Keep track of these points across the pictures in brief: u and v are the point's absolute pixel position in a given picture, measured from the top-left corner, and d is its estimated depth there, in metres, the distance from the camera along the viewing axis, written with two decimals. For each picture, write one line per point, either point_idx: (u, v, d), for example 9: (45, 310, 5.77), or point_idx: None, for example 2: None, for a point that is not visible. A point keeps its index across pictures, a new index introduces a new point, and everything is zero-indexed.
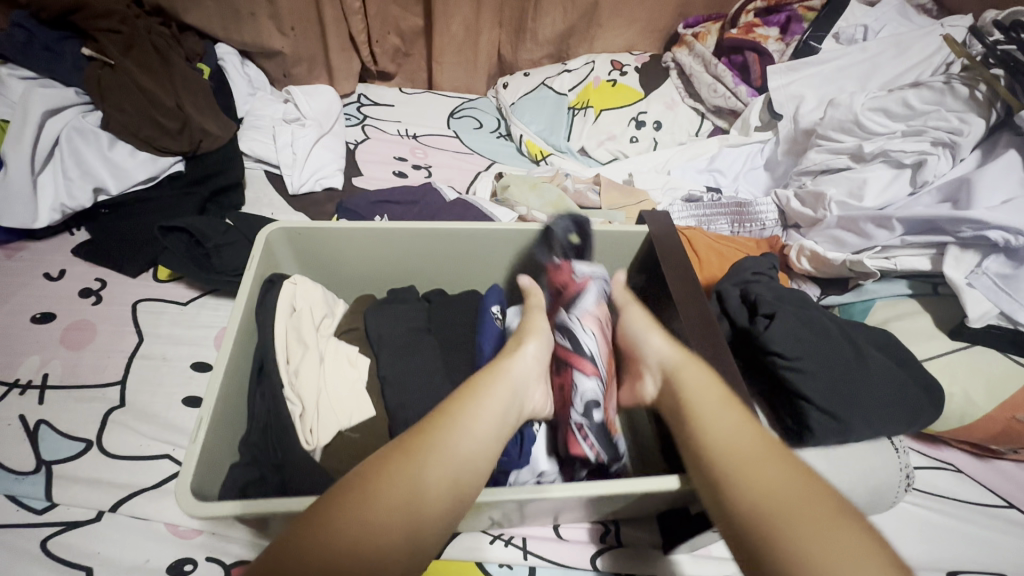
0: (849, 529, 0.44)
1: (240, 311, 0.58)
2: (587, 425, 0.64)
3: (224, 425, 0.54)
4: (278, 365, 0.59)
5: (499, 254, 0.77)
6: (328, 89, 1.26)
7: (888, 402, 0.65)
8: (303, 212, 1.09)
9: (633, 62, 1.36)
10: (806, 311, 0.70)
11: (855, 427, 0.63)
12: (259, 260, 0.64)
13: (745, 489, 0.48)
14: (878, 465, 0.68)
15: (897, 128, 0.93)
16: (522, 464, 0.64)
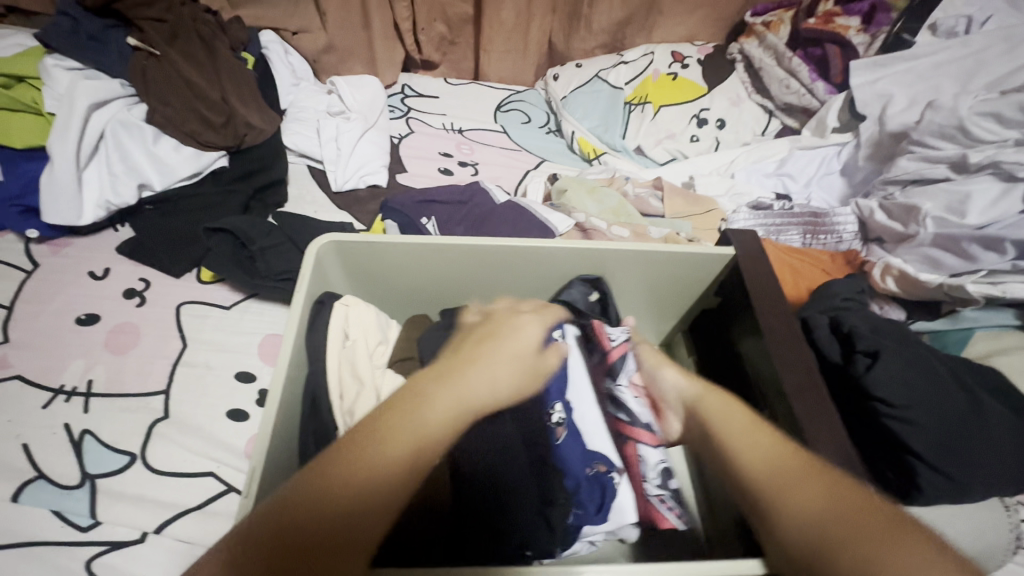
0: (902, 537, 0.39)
1: (290, 342, 0.54)
2: (666, 494, 0.64)
3: (277, 473, 0.49)
4: (332, 399, 0.54)
5: (563, 272, 0.71)
6: (372, 79, 1.21)
7: (1012, 458, 0.58)
8: (346, 209, 1.05)
9: (695, 53, 1.27)
10: (911, 347, 0.62)
11: (971, 488, 0.56)
12: (311, 278, 0.60)
13: (803, 503, 0.42)
14: (988, 524, 0.62)
15: (1010, 136, 0.84)
16: (600, 521, 0.57)
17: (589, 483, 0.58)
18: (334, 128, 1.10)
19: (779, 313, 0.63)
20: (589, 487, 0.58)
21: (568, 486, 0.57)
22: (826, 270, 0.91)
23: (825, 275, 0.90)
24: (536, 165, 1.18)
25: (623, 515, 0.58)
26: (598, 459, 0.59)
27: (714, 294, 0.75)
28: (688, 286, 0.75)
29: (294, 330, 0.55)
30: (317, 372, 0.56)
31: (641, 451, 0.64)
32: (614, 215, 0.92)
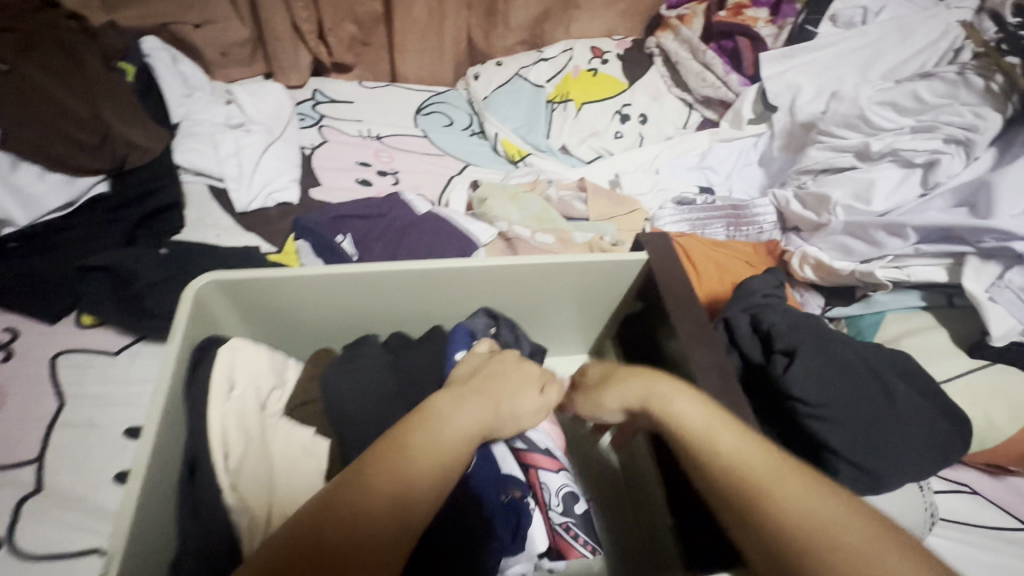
0: (875, 530, 0.40)
1: (160, 404, 0.48)
2: (571, 522, 0.64)
3: (143, 558, 0.44)
4: (214, 462, 0.49)
5: (475, 290, 0.69)
6: (276, 86, 1.13)
7: (921, 445, 0.59)
8: (253, 230, 0.96)
9: (614, 49, 1.25)
10: (830, 342, 0.63)
11: (885, 479, 0.58)
12: (188, 322, 0.54)
13: (791, 500, 0.42)
14: (907, 509, 0.65)
15: (907, 123, 0.86)
16: (516, 549, 0.61)
17: (503, 510, 0.60)
18: (233, 142, 1.01)
19: (697, 320, 0.62)
20: (503, 515, 0.60)
21: (485, 515, 0.58)
22: (748, 266, 0.90)
23: (747, 271, 0.90)
24: (459, 170, 1.13)
25: (540, 539, 0.63)
26: (513, 485, 0.62)
27: (634, 300, 0.75)
28: (606, 295, 0.74)
29: (165, 388, 0.49)
30: (196, 432, 0.50)
31: (541, 478, 0.65)
32: (539, 222, 0.89)
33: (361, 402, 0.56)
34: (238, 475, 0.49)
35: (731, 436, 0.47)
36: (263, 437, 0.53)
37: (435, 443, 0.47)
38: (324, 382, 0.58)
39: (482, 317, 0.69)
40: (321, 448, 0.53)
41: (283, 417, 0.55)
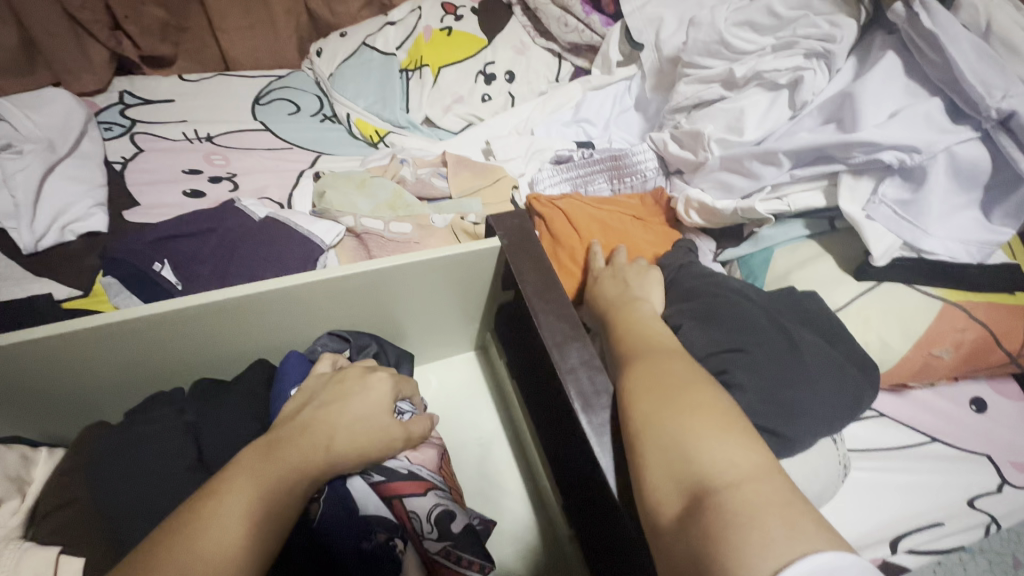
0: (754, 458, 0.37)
1: None
2: (450, 546, 0.49)
3: None
4: None
5: (304, 313, 0.57)
6: (61, 92, 0.93)
7: (832, 397, 0.56)
8: (48, 274, 0.78)
9: (468, 2, 1.13)
10: (727, 306, 0.59)
11: (798, 439, 0.53)
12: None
13: (694, 412, 0.41)
14: (820, 466, 0.60)
15: (767, 42, 0.80)
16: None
17: (364, 559, 0.46)
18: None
19: (562, 309, 0.54)
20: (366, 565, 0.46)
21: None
22: (642, 226, 0.80)
23: (646, 231, 0.79)
24: (310, 162, 0.98)
25: None
26: (379, 525, 0.48)
27: (503, 289, 0.65)
28: (468, 288, 0.64)
29: None
30: None
31: (409, 505, 0.50)
32: (389, 207, 0.79)
33: (144, 484, 0.43)
34: None
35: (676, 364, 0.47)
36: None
37: (285, 474, 0.42)
38: (90, 471, 0.44)
39: (328, 339, 0.59)
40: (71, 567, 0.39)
41: (20, 538, 0.39)
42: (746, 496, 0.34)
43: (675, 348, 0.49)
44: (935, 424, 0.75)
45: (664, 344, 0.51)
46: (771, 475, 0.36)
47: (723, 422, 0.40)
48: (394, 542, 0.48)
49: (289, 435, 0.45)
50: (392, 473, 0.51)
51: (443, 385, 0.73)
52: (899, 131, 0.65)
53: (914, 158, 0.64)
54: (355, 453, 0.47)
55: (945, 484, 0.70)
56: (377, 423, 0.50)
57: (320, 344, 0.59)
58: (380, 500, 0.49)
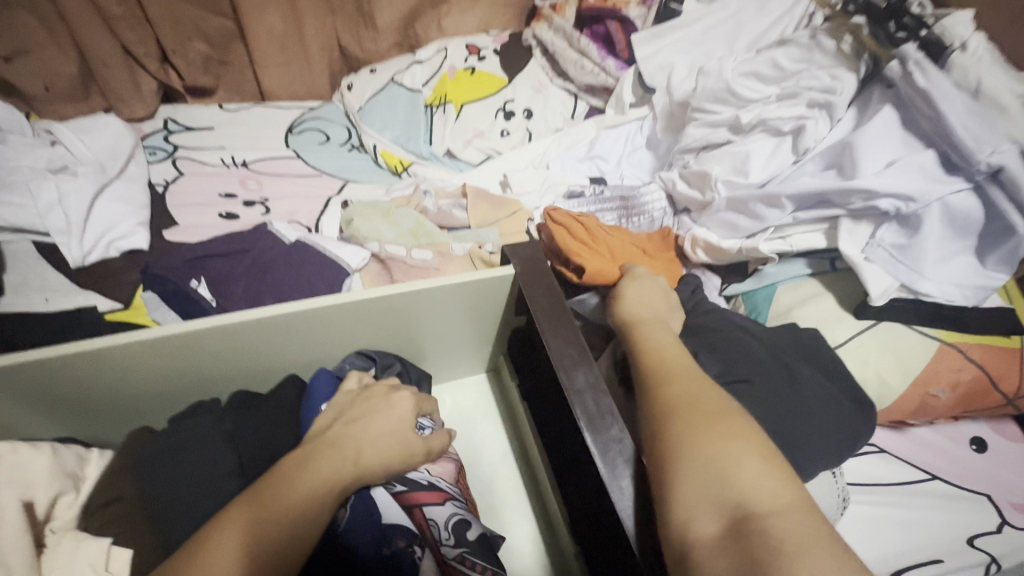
0: (789, 489, 0.39)
1: None
2: (466, 552, 0.52)
3: None
4: None
5: (333, 332, 0.61)
6: (113, 119, 1.00)
7: (828, 429, 0.58)
8: (93, 288, 0.84)
9: (491, 44, 1.20)
10: (726, 338, 0.62)
11: (794, 469, 0.55)
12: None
13: (728, 441, 0.42)
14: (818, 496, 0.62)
15: (772, 92, 0.85)
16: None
17: (382, 563, 0.48)
18: (54, 189, 0.86)
19: (573, 336, 0.57)
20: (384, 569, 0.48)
21: None
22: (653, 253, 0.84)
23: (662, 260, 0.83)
24: (338, 189, 1.05)
25: None
26: (396, 532, 0.50)
27: (517, 315, 0.69)
28: (485, 313, 0.68)
29: None
30: None
31: (427, 514, 0.53)
32: (411, 236, 0.83)
33: (186, 487, 0.47)
34: None
35: (698, 386, 0.48)
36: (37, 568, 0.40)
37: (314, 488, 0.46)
38: (139, 471, 0.48)
39: (354, 357, 0.64)
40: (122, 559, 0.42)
41: (76, 531, 0.43)
42: (786, 526, 0.36)
43: (695, 370, 0.50)
44: (933, 461, 0.77)
45: (683, 363, 0.51)
46: (805, 503, 0.39)
47: (754, 448, 0.42)
48: (413, 549, 0.50)
49: (321, 446, 0.49)
50: (412, 484, 0.55)
51: (456, 405, 0.77)
52: (895, 180, 0.69)
53: (909, 206, 0.68)
54: (378, 466, 0.51)
55: (944, 521, 0.72)
56: (398, 439, 0.53)
57: (347, 362, 0.64)
58: (400, 510, 0.52)
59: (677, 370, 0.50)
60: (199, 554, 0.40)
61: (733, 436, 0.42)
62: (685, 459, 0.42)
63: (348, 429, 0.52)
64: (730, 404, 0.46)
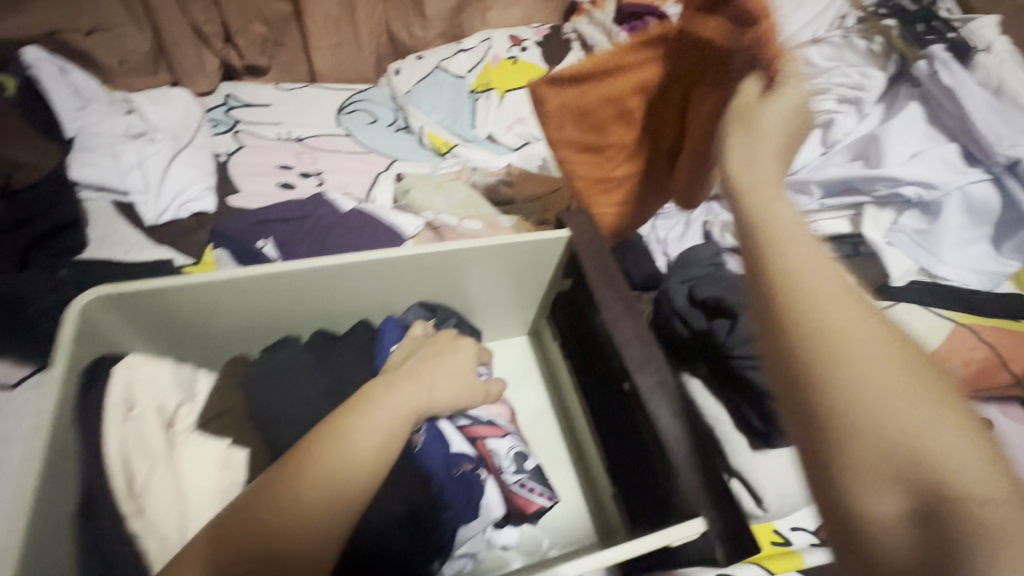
0: (995, 462, 0.32)
1: (41, 428, 0.42)
2: (524, 478, 0.60)
3: None
4: (115, 488, 0.44)
5: (403, 283, 0.68)
6: (183, 92, 1.07)
7: None
8: (165, 244, 0.90)
9: (532, 36, 1.27)
10: None
11: None
12: (72, 346, 0.49)
13: (908, 406, 0.34)
14: None
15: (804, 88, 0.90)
16: (472, 517, 0.55)
17: (454, 482, 0.55)
18: (134, 152, 0.95)
19: (619, 295, 0.64)
20: (456, 487, 0.54)
21: (433, 489, 0.53)
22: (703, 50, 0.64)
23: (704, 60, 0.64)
24: (386, 167, 1.11)
25: (496, 505, 0.57)
26: (463, 458, 0.57)
27: (564, 278, 0.75)
28: (535, 276, 0.74)
29: (48, 409, 0.44)
30: (92, 457, 0.45)
31: (489, 446, 0.60)
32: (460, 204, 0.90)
33: (284, 403, 0.54)
34: (145, 497, 0.45)
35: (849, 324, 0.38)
36: (171, 454, 0.48)
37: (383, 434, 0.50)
38: (243, 389, 0.55)
39: (417, 308, 0.70)
40: (239, 456, 0.50)
41: (196, 434, 0.50)
42: (1005, 518, 0.30)
43: (845, 295, 0.40)
44: None
45: (819, 290, 0.40)
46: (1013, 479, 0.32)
47: (945, 411, 0.34)
48: (478, 471, 0.57)
49: (400, 376, 0.56)
50: (474, 419, 0.62)
51: (502, 359, 0.83)
52: (918, 169, 0.76)
53: (931, 193, 0.75)
54: (446, 399, 0.57)
55: None
56: (463, 378, 0.60)
57: (411, 313, 0.70)
58: (464, 439, 0.59)
59: (814, 301, 0.40)
60: (287, 490, 0.44)
61: (915, 398, 0.34)
62: (842, 426, 0.35)
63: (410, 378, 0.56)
64: (906, 351, 0.37)
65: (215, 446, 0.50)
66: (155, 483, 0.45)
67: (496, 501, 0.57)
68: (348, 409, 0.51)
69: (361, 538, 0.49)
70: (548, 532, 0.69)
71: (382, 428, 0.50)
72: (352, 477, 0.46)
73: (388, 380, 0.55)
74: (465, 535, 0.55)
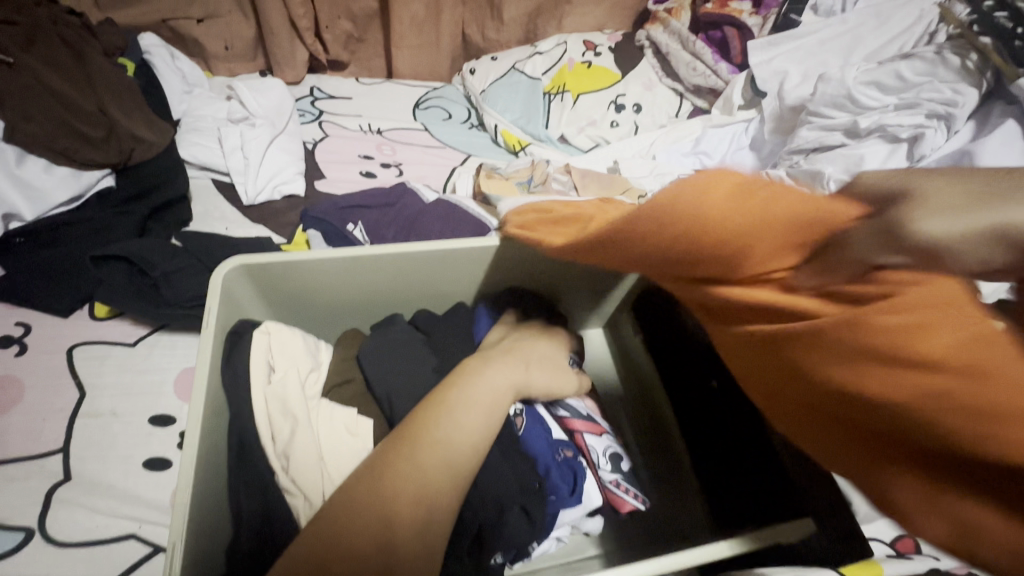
0: None
1: (204, 385, 0.49)
2: (620, 477, 0.60)
3: (197, 534, 0.44)
4: (263, 444, 0.49)
5: (501, 269, 0.70)
6: (277, 81, 1.13)
7: None
8: (259, 223, 0.95)
9: (606, 42, 1.29)
10: None
11: None
12: (220, 310, 0.55)
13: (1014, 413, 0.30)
14: None
15: (890, 101, 0.91)
16: (574, 503, 0.57)
17: (559, 467, 0.57)
18: (237, 136, 1.02)
19: None
20: (560, 473, 0.57)
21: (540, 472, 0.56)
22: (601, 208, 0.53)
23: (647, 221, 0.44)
24: (462, 161, 1.14)
25: (596, 495, 0.58)
26: (563, 446, 0.60)
27: None
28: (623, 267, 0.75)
29: (205, 369, 0.50)
30: (242, 414, 0.51)
31: (586, 440, 0.61)
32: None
33: (401, 375, 0.56)
34: (287, 456, 0.49)
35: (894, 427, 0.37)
36: (309, 417, 0.51)
37: (474, 440, 0.47)
38: (359, 360, 0.58)
39: (506, 295, 0.70)
40: (364, 427, 0.53)
41: (324, 399, 0.55)
42: None
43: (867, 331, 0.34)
44: None
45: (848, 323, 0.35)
46: None
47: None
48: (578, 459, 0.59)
49: (498, 352, 0.57)
50: (573, 412, 0.63)
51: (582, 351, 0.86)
52: None
53: None
54: (542, 385, 0.58)
55: None
56: (554, 363, 0.61)
57: (500, 297, 0.71)
58: (563, 429, 0.61)
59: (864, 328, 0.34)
60: (367, 501, 0.41)
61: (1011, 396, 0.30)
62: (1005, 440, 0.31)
63: (488, 372, 0.52)
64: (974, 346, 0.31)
65: (343, 414, 0.53)
66: (297, 443, 0.49)
67: (596, 491, 0.58)
68: (437, 392, 0.50)
69: (469, 518, 0.50)
70: (626, 527, 0.69)
71: (478, 411, 0.48)
72: (453, 461, 0.44)
73: (488, 356, 0.56)
74: (564, 520, 0.57)
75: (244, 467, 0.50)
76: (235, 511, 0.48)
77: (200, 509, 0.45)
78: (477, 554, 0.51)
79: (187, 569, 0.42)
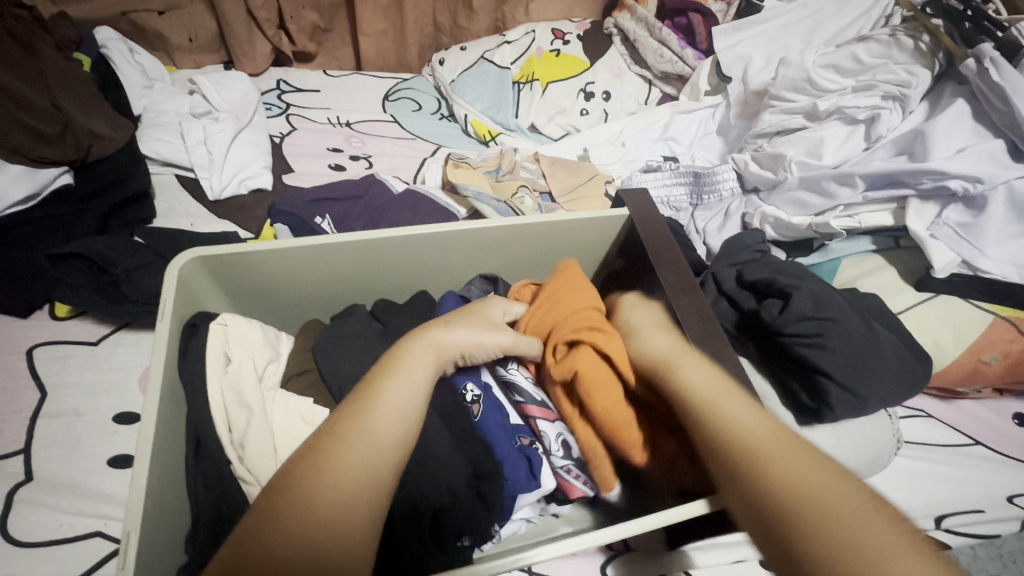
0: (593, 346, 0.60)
1: (160, 374, 0.49)
2: (572, 463, 0.59)
3: (154, 525, 0.44)
4: (219, 435, 0.49)
5: (464, 256, 0.71)
6: (240, 75, 1.11)
7: (894, 374, 0.61)
8: (225, 217, 0.94)
9: (574, 29, 1.28)
10: (807, 285, 0.63)
11: (867, 404, 0.59)
12: (175, 303, 0.54)
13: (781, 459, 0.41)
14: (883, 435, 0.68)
15: (848, 84, 0.93)
16: (533, 487, 0.57)
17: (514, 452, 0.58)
18: (200, 130, 1.00)
19: (677, 266, 0.64)
20: (515, 460, 0.57)
21: (496, 457, 0.56)
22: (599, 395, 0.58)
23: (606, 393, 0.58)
24: (432, 152, 1.14)
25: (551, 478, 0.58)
26: (520, 433, 0.60)
27: (615, 257, 0.77)
28: (587, 251, 0.76)
29: (162, 360, 0.50)
30: (198, 405, 0.51)
31: (541, 426, 0.60)
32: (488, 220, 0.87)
33: (355, 365, 0.56)
34: (245, 448, 0.49)
35: (841, 490, 0.39)
36: (266, 407, 0.52)
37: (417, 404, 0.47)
38: (315, 352, 0.58)
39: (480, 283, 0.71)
40: (321, 416, 0.53)
41: (280, 389, 0.55)
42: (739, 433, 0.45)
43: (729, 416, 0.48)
44: (981, 431, 0.82)
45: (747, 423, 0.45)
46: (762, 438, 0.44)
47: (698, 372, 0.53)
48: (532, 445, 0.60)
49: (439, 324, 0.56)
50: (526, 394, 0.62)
51: None
52: (964, 164, 0.77)
53: (977, 187, 0.76)
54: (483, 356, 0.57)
55: (993, 480, 0.77)
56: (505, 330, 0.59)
57: (472, 287, 0.72)
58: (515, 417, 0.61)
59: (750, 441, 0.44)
60: (323, 471, 0.40)
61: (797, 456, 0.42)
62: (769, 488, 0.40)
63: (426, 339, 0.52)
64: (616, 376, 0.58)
65: (300, 403, 0.53)
66: (253, 432, 0.49)
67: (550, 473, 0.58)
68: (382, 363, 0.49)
69: (424, 502, 0.51)
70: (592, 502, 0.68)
71: (413, 383, 0.47)
72: (403, 428, 0.44)
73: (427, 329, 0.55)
74: (523, 503, 0.57)
75: (202, 459, 0.50)
76: (193, 501, 0.48)
77: (157, 500, 0.45)
78: (438, 536, 0.52)
79: (143, 559, 0.41)
